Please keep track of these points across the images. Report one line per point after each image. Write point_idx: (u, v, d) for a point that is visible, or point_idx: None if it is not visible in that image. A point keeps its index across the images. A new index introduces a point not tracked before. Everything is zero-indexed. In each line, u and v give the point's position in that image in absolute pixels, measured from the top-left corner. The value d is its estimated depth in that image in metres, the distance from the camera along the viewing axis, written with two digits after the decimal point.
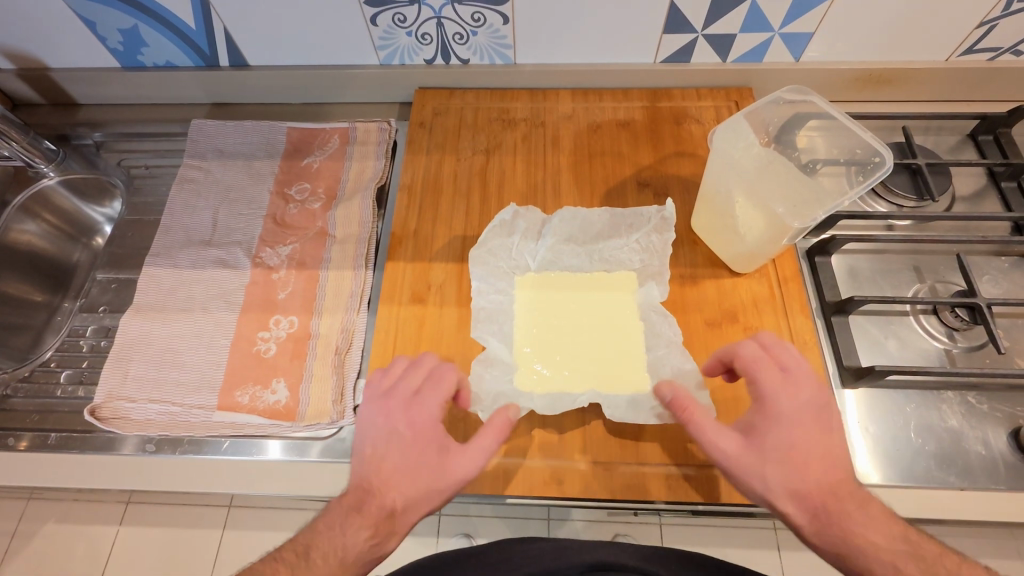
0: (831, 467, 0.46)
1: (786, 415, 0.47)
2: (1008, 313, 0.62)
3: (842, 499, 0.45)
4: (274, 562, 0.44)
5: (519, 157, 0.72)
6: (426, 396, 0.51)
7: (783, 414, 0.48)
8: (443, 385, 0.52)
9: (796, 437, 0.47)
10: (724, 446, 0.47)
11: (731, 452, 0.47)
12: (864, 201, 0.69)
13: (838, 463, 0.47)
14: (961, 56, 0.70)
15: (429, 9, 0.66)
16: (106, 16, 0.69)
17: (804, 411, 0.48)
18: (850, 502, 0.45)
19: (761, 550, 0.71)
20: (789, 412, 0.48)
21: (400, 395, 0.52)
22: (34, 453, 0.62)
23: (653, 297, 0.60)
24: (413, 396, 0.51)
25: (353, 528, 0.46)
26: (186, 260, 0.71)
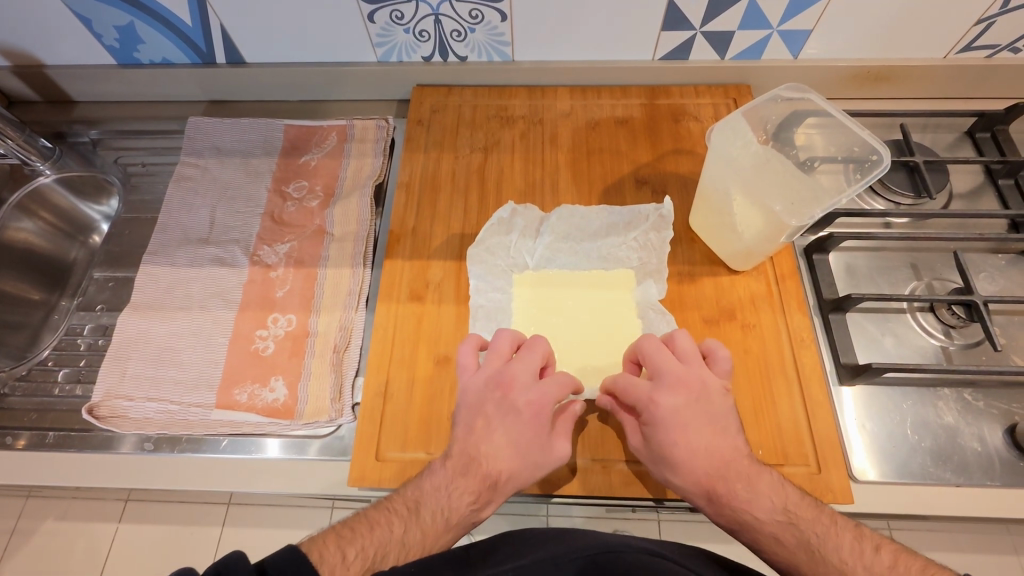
0: (715, 455, 0.47)
1: (659, 415, 0.48)
2: (1004, 310, 0.62)
3: (728, 484, 0.47)
4: (359, 517, 0.46)
5: (517, 154, 0.72)
6: (529, 371, 0.51)
7: (651, 413, 0.48)
8: (537, 356, 0.51)
9: (674, 435, 0.48)
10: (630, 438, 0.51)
11: (637, 443, 0.50)
12: (862, 199, 0.70)
13: (719, 449, 0.48)
14: (958, 53, 0.70)
15: (427, 6, 0.65)
16: (101, 12, 0.68)
17: (679, 416, 0.48)
18: (736, 483, 0.47)
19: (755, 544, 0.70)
20: (656, 411, 0.48)
21: (497, 362, 0.51)
22: (32, 451, 0.62)
23: (650, 295, 0.61)
24: (513, 364, 0.51)
25: (459, 494, 0.47)
26: (184, 258, 0.70)
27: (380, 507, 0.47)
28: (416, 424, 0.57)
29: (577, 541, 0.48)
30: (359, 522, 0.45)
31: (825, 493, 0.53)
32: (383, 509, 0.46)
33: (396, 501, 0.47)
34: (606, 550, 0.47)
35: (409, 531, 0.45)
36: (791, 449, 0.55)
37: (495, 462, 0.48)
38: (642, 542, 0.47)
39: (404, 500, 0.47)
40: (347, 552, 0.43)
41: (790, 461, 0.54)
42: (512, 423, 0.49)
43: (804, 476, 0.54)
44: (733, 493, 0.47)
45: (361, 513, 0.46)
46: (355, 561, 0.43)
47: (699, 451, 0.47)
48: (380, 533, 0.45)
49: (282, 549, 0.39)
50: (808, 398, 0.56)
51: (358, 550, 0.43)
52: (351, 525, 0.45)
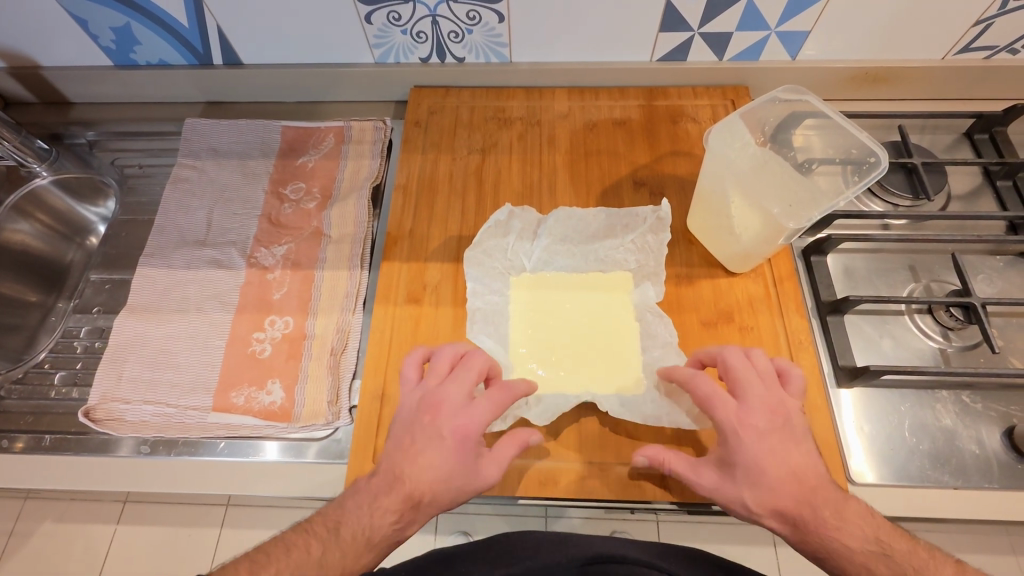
0: (803, 477, 0.45)
1: (741, 437, 0.46)
2: (1002, 311, 0.62)
3: (817, 509, 0.44)
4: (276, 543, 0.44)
5: (515, 156, 0.71)
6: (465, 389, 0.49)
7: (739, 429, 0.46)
8: (472, 372, 0.50)
9: (764, 454, 0.45)
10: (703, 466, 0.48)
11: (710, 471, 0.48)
12: (860, 200, 0.69)
13: (806, 476, 0.45)
14: (957, 54, 0.70)
15: (425, 7, 0.65)
16: (97, 13, 0.68)
17: (766, 437, 0.46)
18: (823, 508, 0.44)
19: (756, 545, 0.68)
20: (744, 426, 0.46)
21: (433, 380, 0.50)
22: (28, 455, 0.62)
23: (648, 297, 0.60)
24: (446, 384, 0.49)
25: (383, 515, 0.45)
26: (180, 260, 0.70)
27: (298, 534, 0.45)
28: None
29: (572, 549, 0.48)
30: (278, 552, 0.43)
31: None
32: (302, 537, 0.44)
33: (312, 528, 0.45)
34: (600, 561, 0.47)
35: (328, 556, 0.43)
36: None
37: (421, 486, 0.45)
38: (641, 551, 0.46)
39: (321, 526, 0.45)
40: None
41: None
42: (445, 444, 0.47)
43: None
44: (828, 524, 0.44)
45: (276, 542, 0.44)
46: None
47: (788, 478, 0.45)
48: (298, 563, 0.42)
49: None
50: (807, 402, 0.56)
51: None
52: (267, 560, 0.42)
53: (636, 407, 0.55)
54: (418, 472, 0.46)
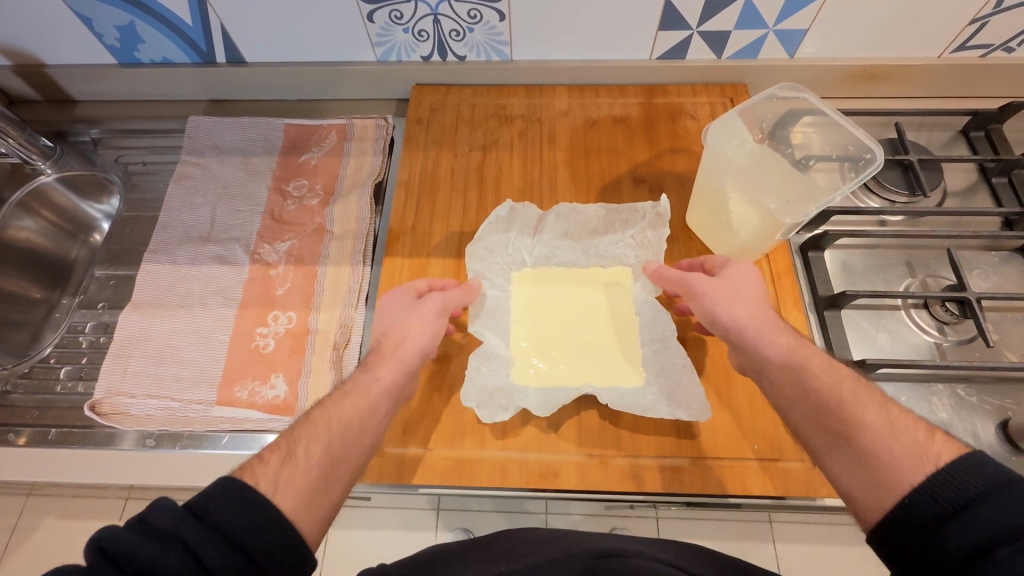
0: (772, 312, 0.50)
1: (715, 303, 0.51)
2: (998, 306, 0.63)
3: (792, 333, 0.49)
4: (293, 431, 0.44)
5: (515, 153, 0.72)
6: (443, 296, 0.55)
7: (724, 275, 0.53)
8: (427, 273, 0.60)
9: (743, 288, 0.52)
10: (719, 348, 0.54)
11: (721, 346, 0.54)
12: (856, 197, 0.70)
13: (780, 330, 0.49)
14: (953, 53, 0.70)
15: (426, 6, 0.66)
16: (101, 11, 0.69)
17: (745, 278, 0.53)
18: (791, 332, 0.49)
19: (754, 543, 0.68)
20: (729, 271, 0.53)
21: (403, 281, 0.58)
22: (34, 448, 0.63)
23: (648, 293, 0.61)
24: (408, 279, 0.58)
25: (387, 399, 0.48)
26: (184, 257, 0.71)
27: (314, 413, 0.45)
28: (416, 419, 0.58)
29: (574, 546, 0.47)
30: (302, 429, 0.43)
31: (820, 488, 0.54)
32: (319, 414, 0.45)
33: (322, 410, 0.45)
34: (602, 555, 0.45)
35: (348, 433, 0.44)
36: (786, 444, 0.56)
37: (409, 378, 0.51)
38: (642, 545, 0.46)
39: (337, 405, 0.46)
40: (279, 467, 0.40)
41: (784, 456, 0.55)
42: (428, 332, 0.52)
43: (800, 471, 0.55)
44: (794, 371, 0.46)
45: (298, 420, 0.44)
46: (301, 465, 0.41)
47: (766, 332, 0.48)
48: (319, 435, 0.43)
49: (214, 484, 0.36)
50: None
51: (300, 454, 0.41)
52: (288, 438, 0.43)
53: (636, 400, 0.56)
54: (410, 358, 0.50)
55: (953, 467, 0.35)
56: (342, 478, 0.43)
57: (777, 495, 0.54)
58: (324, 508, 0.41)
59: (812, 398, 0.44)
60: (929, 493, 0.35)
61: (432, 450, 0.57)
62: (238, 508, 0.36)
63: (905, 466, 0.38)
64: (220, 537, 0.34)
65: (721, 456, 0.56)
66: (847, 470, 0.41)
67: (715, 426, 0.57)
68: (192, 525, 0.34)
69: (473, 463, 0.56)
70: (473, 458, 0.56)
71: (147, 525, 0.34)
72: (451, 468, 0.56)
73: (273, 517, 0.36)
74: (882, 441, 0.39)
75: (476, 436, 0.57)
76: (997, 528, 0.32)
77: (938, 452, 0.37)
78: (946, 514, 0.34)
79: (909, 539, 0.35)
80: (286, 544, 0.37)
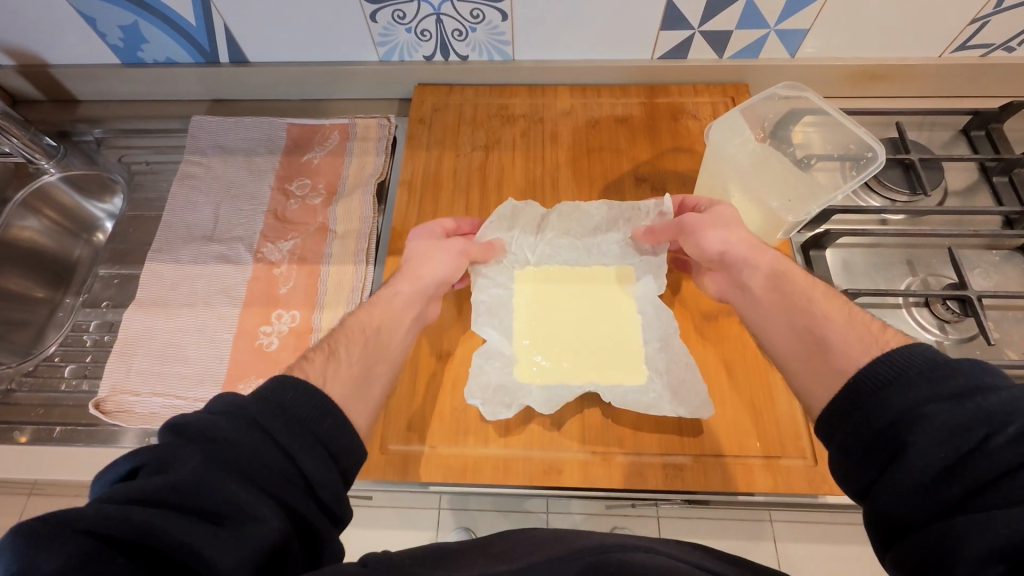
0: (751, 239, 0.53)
1: (705, 229, 0.54)
2: (998, 305, 0.63)
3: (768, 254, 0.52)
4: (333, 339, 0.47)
5: (517, 153, 0.72)
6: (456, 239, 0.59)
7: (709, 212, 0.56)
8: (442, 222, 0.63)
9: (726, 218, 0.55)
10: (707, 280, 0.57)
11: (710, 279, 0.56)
12: (857, 196, 0.70)
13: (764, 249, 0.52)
14: (954, 53, 0.71)
15: (429, 5, 0.66)
16: (105, 11, 0.69)
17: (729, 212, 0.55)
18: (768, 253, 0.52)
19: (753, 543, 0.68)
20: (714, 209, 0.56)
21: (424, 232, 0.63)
22: (38, 446, 0.63)
23: (650, 290, 0.61)
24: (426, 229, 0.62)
25: (412, 318, 0.52)
26: (188, 255, 0.71)
27: (348, 324, 0.49)
28: (419, 417, 0.58)
29: (575, 542, 0.46)
30: (342, 334, 0.47)
31: (822, 484, 0.54)
32: (353, 324, 0.49)
33: (355, 322, 0.49)
34: (603, 551, 0.45)
35: (380, 341, 0.49)
36: (788, 442, 0.56)
37: (427, 304, 0.55)
38: (645, 541, 0.46)
39: (371, 318, 0.50)
40: (323, 363, 0.44)
41: (786, 454, 0.56)
42: (446, 266, 0.57)
43: (802, 469, 0.55)
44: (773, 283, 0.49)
45: (335, 329, 0.48)
46: (342, 363, 0.44)
47: (752, 251, 0.51)
48: (356, 340, 0.47)
49: (272, 379, 0.38)
50: None
51: (341, 352, 0.45)
52: (328, 341, 0.46)
53: (638, 398, 0.56)
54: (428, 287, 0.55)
55: (894, 353, 0.37)
56: (378, 377, 0.47)
57: (780, 492, 0.54)
58: (364, 405, 0.44)
59: (782, 305, 0.47)
60: (862, 378, 0.37)
61: (435, 448, 0.57)
62: (298, 391, 0.37)
63: (855, 352, 0.40)
64: (284, 416, 0.36)
65: (723, 453, 0.56)
66: (805, 364, 0.43)
67: (718, 423, 0.57)
68: (258, 405, 0.35)
69: (476, 460, 0.56)
70: (476, 455, 0.56)
71: (216, 410, 0.35)
72: (454, 465, 0.56)
73: (328, 407, 0.38)
74: (836, 331, 0.42)
75: (479, 433, 0.57)
76: (916, 404, 0.34)
77: (887, 340, 0.40)
78: (873, 392, 0.36)
79: (842, 417, 0.38)
80: (344, 422, 0.38)
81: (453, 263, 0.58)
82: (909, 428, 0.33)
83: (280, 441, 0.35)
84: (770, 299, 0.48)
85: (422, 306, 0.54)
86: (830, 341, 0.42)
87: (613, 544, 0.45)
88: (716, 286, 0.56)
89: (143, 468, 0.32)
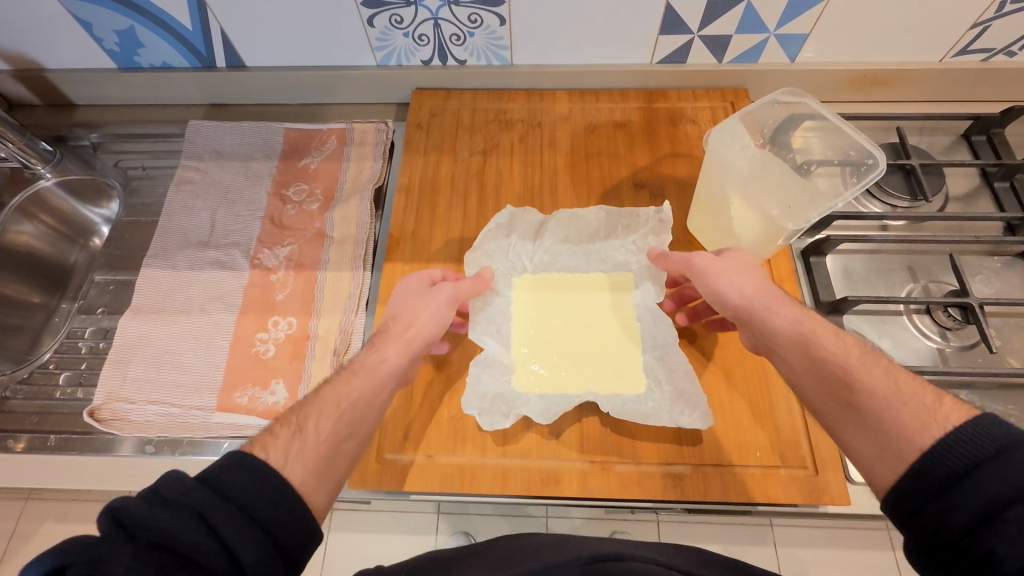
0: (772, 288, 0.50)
1: (721, 280, 0.51)
2: (1000, 312, 0.63)
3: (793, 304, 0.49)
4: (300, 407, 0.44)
5: (515, 158, 0.72)
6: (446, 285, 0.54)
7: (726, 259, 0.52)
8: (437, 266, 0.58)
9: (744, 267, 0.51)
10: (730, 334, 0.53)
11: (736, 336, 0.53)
12: (858, 202, 0.70)
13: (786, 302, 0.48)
14: (954, 57, 0.70)
15: (427, 10, 0.66)
16: (101, 16, 0.69)
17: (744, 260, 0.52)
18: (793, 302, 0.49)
19: (756, 547, 0.67)
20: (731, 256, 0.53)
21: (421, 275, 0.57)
22: (33, 455, 0.62)
23: (650, 297, 0.61)
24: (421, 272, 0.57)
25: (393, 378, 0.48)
26: (184, 261, 0.71)
27: (321, 390, 0.45)
28: (416, 426, 0.58)
29: (574, 551, 0.46)
30: (310, 405, 0.43)
31: (823, 494, 0.54)
32: (325, 391, 0.45)
33: (331, 387, 0.45)
34: (601, 560, 0.44)
35: (356, 409, 0.45)
36: (788, 450, 0.56)
37: (413, 366, 0.51)
38: (644, 551, 0.45)
39: (344, 383, 0.46)
40: (287, 440, 0.40)
41: (787, 463, 0.55)
42: (434, 318, 0.52)
43: (802, 478, 0.54)
44: (800, 341, 0.45)
45: (306, 397, 0.44)
46: (308, 441, 0.41)
47: (773, 303, 0.48)
48: (328, 412, 0.43)
49: (223, 458, 0.36)
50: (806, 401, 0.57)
51: (309, 429, 0.41)
52: (295, 414, 0.43)
53: (637, 407, 0.55)
54: (413, 344, 0.50)
55: (962, 433, 0.35)
56: (345, 455, 0.43)
57: (780, 502, 0.54)
58: (332, 487, 0.41)
59: (812, 372, 0.44)
60: (931, 460, 0.35)
61: (432, 457, 0.56)
62: (248, 478, 0.35)
63: (912, 432, 0.37)
64: (232, 506, 0.34)
65: (722, 462, 0.55)
66: (857, 440, 0.40)
67: (718, 432, 0.57)
68: (203, 493, 0.34)
69: (474, 469, 0.56)
70: (474, 464, 0.56)
71: (159, 494, 0.34)
72: (452, 475, 0.56)
73: (285, 495, 0.36)
74: (885, 405, 0.39)
75: (477, 442, 0.57)
76: (1002, 500, 0.32)
77: (946, 414, 0.37)
78: (947, 482, 0.34)
79: (918, 511, 0.35)
80: (302, 511, 0.37)
81: (442, 312, 0.53)
82: (998, 529, 0.31)
83: (224, 536, 0.33)
84: (803, 360, 0.45)
85: (408, 370, 0.50)
86: (881, 416, 0.39)
87: (612, 554, 0.44)
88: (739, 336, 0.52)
89: (73, 559, 0.30)
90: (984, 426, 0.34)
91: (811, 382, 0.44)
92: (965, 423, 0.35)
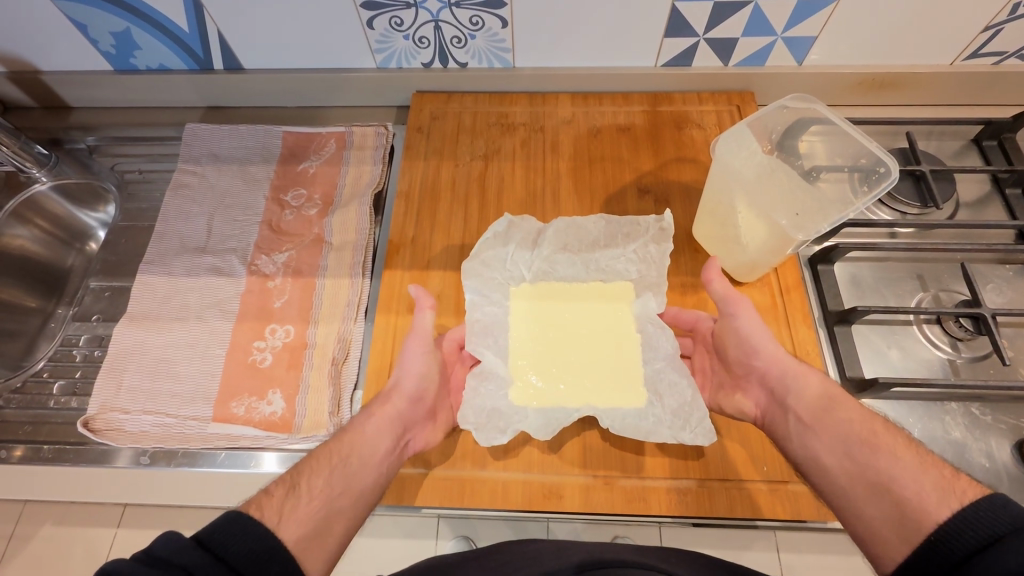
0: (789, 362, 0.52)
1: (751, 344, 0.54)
2: (1012, 321, 0.61)
3: (805, 378, 0.51)
4: (299, 465, 0.47)
5: (518, 162, 0.71)
6: (422, 337, 0.55)
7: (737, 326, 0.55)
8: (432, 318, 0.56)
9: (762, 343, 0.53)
10: (747, 403, 0.55)
11: (753, 408, 0.55)
12: (867, 209, 0.69)
13: (812, 377, 0.51)
14: (966, 60, 0.69)
15: (427, 12, 0.64)
16: (95, 18, 0.67)
17: (754, 328, 0.54)
18: (799, 377, 0.51)
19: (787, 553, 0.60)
20: (740, 323, 0.54)
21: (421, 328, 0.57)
22: (26, 466, 0.61)
23: (650, 308, 0.59)
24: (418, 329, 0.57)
25: (386, 438, 0.51)
26: (181, 268, 0.70)
27: (318, 451, 0.48)
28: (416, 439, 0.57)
29: (572, 557, 0.45)
30: (307, 464, 0.47)
31: (830, 511, 0.53)
32: (323, 456, 0.47)
33: (327, 449, 0.48)
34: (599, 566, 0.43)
35: (349, 467, 0.48)
36: None
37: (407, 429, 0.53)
38: (643, 557, 0.44)
39: (340, 444, 0.49)
40: (284, 498, 0.43)
41: (794, 478, 0.54)
42: (415, 375, 0.54)
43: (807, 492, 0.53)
44: (821, 413, 0.49)
45: (307, 458, 0.47)
46: (301, 501, 0.43)
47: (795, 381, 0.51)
48: (323, 471, 0.46)
49: (216, 518, 0.37)
50: None
51: (303, 486, 0.44)
52: (293, 473, 0.46)
53: (637, 422, 0.54)
54: (398, 404, 0.53)
55: (979, 508, 0.36)
56: (342, 512, 0.45)
57: (786, 518, 0.53)
58: (325, 544, 0.43)
59: (843, 451, 0.46)
60: (949, 535, 0.37)
61: (431, 471, 0.55)
62: (241, 536, 0.37)
63: (932, 501, 0.39)
64: (224, 565, 0.36)
65: (729, 477, 0.54)
66: (874, 506, 0.42)
67: (722, 447, 0.56)
68: (199, 552, 0.35)
69: (475, 483, 0.55)
70: (475, 478, 0.55)
71: (154, 555, 0.34)
72: (452, 489, 0.55)
73: (276, 551, 0.38)
74: (909, 484, 0.41)
75: (478, 455, 0.56)
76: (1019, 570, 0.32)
77: (964, 490, 0.39)
78: (967, 555, 0.35)
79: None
80: (292, 568, 0.39)
81: (425, 368, 0.55)
82: None
83: None
84: (826, 430, 0.48)
85: (401, 434, 0.52)
86: (904, 494, 0.41)
87: (612, 562, 0.43)
88: (749, 403, 0.55)
89: None
90: (997, 503, 0.36)
91: (838, 463, 0.46)
92: (981, 500, 0.37)
